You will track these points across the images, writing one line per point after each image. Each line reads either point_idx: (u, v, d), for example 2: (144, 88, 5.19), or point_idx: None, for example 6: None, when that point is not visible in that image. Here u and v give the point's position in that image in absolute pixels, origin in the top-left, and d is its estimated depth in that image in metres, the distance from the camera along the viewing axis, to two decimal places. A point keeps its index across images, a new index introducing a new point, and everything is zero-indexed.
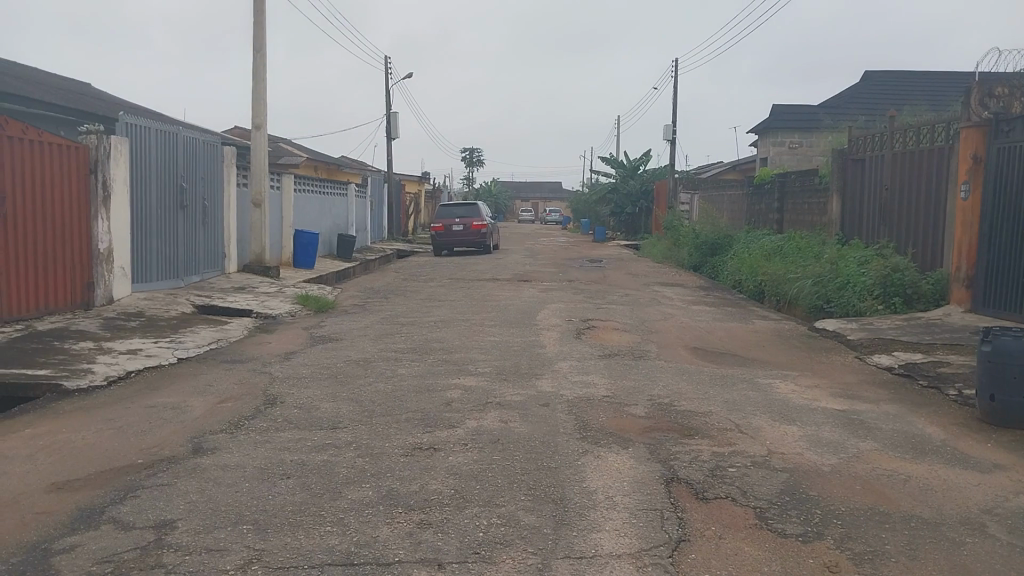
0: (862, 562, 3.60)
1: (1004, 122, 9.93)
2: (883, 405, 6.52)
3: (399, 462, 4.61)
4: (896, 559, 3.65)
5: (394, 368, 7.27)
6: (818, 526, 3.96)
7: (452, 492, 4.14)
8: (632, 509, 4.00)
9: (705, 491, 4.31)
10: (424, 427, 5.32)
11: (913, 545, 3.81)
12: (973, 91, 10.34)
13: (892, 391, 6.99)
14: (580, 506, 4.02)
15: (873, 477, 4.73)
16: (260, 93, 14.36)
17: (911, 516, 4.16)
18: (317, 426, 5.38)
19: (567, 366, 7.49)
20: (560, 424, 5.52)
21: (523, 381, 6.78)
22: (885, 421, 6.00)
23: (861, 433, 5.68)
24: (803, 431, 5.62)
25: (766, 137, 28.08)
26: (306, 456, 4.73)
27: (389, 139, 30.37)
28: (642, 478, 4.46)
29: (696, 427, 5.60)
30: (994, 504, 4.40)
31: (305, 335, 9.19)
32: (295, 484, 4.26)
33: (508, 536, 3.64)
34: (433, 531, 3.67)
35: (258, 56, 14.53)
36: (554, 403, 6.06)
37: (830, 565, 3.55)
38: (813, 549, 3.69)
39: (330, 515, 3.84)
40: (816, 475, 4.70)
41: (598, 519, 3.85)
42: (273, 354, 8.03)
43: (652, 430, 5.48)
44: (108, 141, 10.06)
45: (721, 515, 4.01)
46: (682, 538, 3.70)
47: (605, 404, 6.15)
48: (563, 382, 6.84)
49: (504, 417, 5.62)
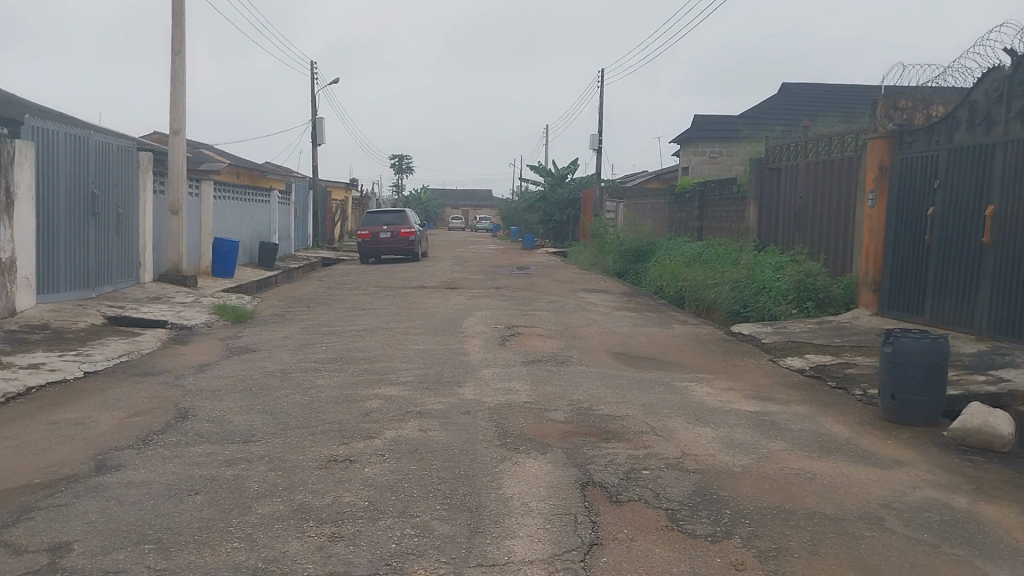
0: (766, 559, 3.71)
1: (907, 133, 10.41)
2: (793, 405, 6.74)
3: (312, 475, 4.52)
4: (799, 555, 3.78)
5: (313, 379, 7.14)
6: (727, 525, 4.06)
7: (366, 504, 4.08)
8: (547, 514, 4.03)
9: (619, 494, 4.37)
10: (341, 438, 5.24)
11: (815, 540, 3.95)
12: (880, 104, 10.81)
13: (802, 392, 7.24)
14: (495, 513, 4.02)
15: (780, 476, 4.89)
16: (178, 97, 13.94)
17: (815, 513, 4.31)
18: (230, 440, 5.23)
19: (490, 373, 7.50)
20: (480, 431, 5.51)
21: (444, 390, 6.75)
22: (794, 422, 6.21)
23: (771, 433, 5.86)
24: (716, 433, 5.76)
25: (688, 147, 28.79)
26: (216, 471, 4.60)
27: (314, 146, 29.90)
28: (558, 483, 4.50)
29: (613, 431, 5.67)
30: (892, 499, 4.61)
31: (221, 346, 8.94)
32: (203, 500, 4.13)
33: (421, 547, 3.62)
34: (345, 543, 3.62)
35: (177, 59, 14.10)
36: (474, 411, 6.05)
37: (736, 564, 3.64)
38: (721, 549, 3.79)
39: (238, 531, 3.74)
40: (727, 475, 4.83)
41: (512, 526, 3.86)
42: (187, 366, 7.78)
43: (571, 435, 5.53)
44: (12, 146, 9.60)
45: (633, 517, 4.07)
46: (595, 542, 3.74)
47: (525, 410, 6.17)
48: (485, 389, 6.83)
49: (423, 426, 5.58)
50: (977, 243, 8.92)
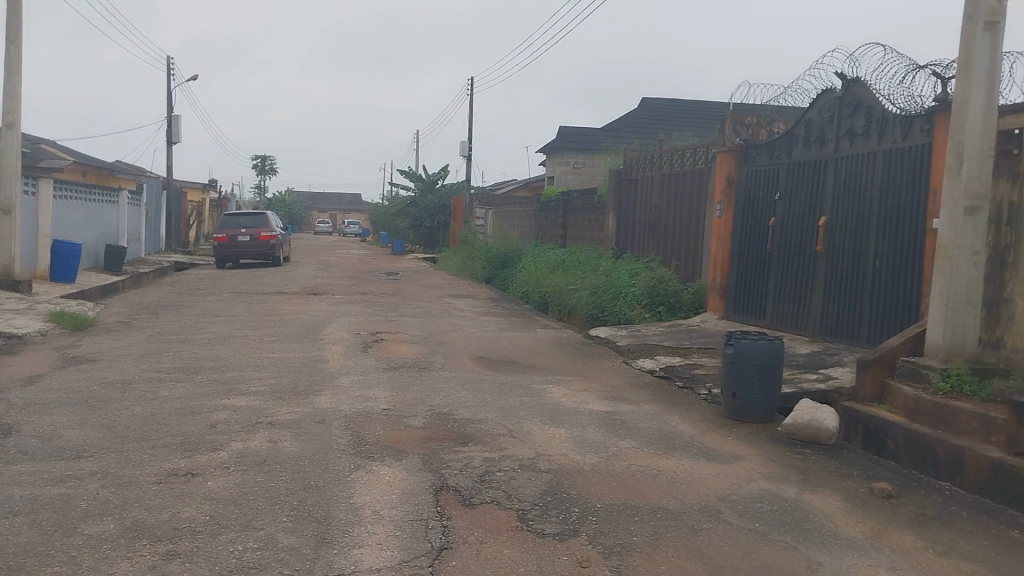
0: (610, 554, 3.84)
1: (751, 149, 11.12)
2: (643, 405, 7.03)
3: (149, 490, 4.28)
4: (641, 549, 3.94)
5: (157, 390, 6.76)
6: (575, 524, 4.17)
7: (207, 519, 3.91)
8: (398, 521, 3.99)
9: (472, 498, 4.40)
10: (184, 451, 4.99)
11: (657, 534, 4.13)
12: (728, 120, 11.47)
13: (652, 392, 7.56)
14: (344, 522, 3.95)
15: (628, 473, 5.08)
16: (12, 86, 12.86)
17: (658, 507, 4.51)
18: (57, 457, 4.86)
19: (348, 381, 7.37)
20: (333, 440, 5.40)
21: (298, 398, 6.57)
22: (643, 421, 6.47)
23: (621, 432, 6.08)
24: (569, 433, 5.92)
25: (553, 156, 29.45)
26: (39, 490, 4.26)
27: (168, 144, 28.37)
28: (411, 489, 4.47)
29: (469, 435, 5.71)
30: (729, 491, 4.90)
31: (54, 357, 8.30)
32: (21, 523, 3.81)
33: (264, 560, 3.50)
34: (181, 561, 3.45)
35: (10, 45, 13.01)
36: (329, 420, 5.93)
37: (582, 561, 3.75)
38: (568, 546, 3.89)
39: (61, 554, 3.48)
40: (578, 474, 4.97)
41: (361, 534, 3.81)
42: (13, 379, 7.17)
43: (427, 440, 5.51)
44: None
45: (484, 520, 4.11)
46: (445, 547, 3.75)
47: (381, 417, 6.10)
48: (342, 397, 6.70)
49: (274, 436, 5.41)
50: (810, 252, 9.63)
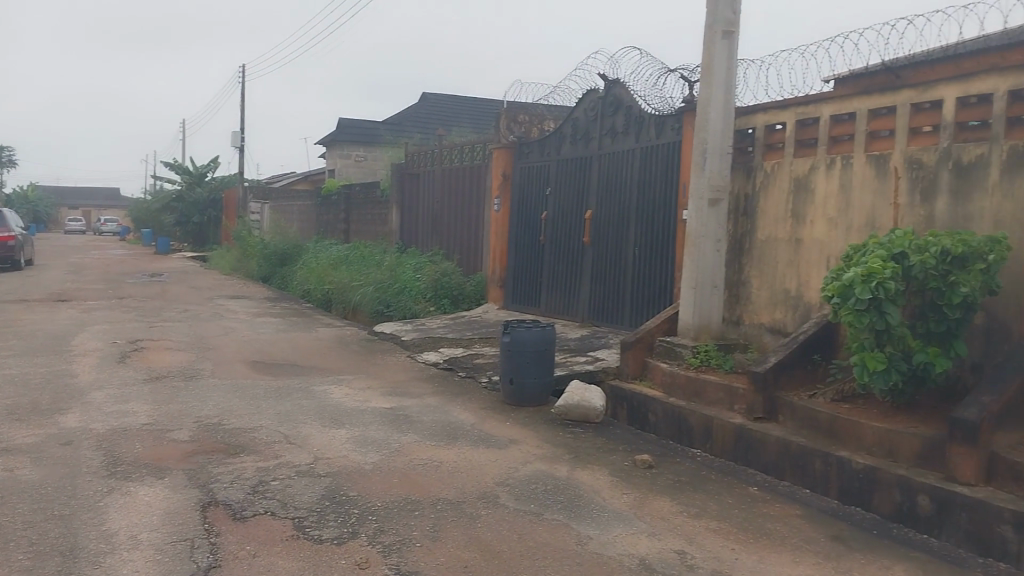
0: (389, 553, 3.82)
1: (525, 145, 11.53)
2: (426, 398, 7.06)
3: None
4: (421, 543, 3.96)
5: None
6: (353, 525, 4.10)
7: None
8: (158, 545, 3.70)
9: (243, 511, 4.18)
10: None
11: (436, 526, 4.17)
12: (502, 117, 11.81)
13: (435, 385, 7.62)
14: (94, 553, 3.59)
15: (409, 468, 5.08)
16: None
17: (438, 500, 4.56)
18: None
19: (103, 396, 6.72)
20: (83, 463, 4.89)
21: (41, 420, 5.87)
22: (426, 414, 6.50)
23: (403, 427, 6.07)
24: (350, 433, 5.81)
25: (333, 150, 28.75)
26: None
27: None
28: (174, 509, 4.16)
29: (242, 444, 5.42)
30: (507, 476, 5.05)
31: None
32: None
33: None
34: None
35: None
36: (79, 441, 5.36)
37: (361, 563, 3.69)
38: (346, 550, 3.81)
39: None
40: (358, 474, 4.89)
41: (114, 565, 3.48)
42: None
43: (195, 454, 5.16)
44: None
45: (257, 532, 3.92)
46: (212, 566, 3.53)
47: (142, 433, 5.62)
48: (94, 415, 6.08)
49: (9, 465, 4.79)
50: (580, 243, 10.17)
